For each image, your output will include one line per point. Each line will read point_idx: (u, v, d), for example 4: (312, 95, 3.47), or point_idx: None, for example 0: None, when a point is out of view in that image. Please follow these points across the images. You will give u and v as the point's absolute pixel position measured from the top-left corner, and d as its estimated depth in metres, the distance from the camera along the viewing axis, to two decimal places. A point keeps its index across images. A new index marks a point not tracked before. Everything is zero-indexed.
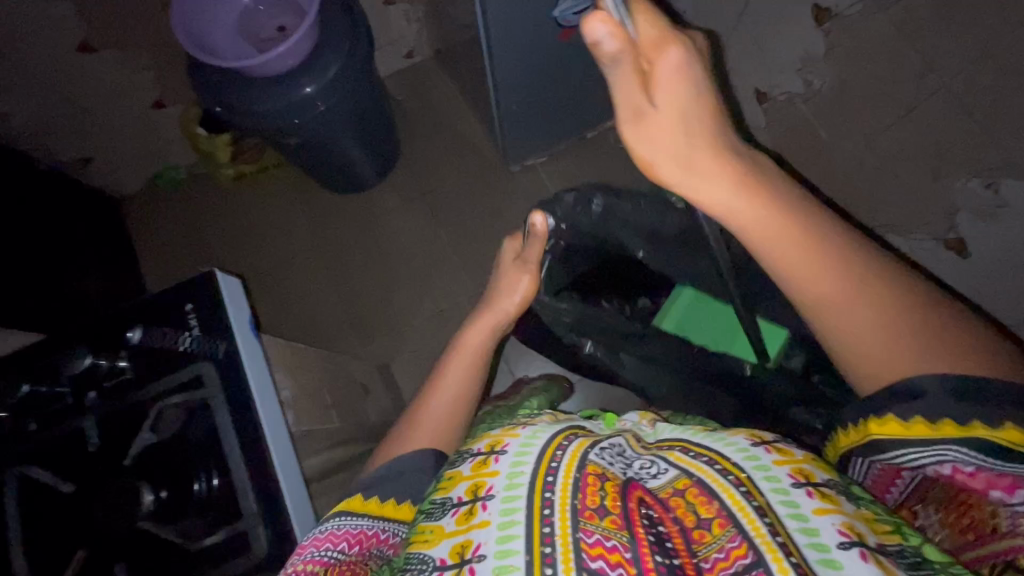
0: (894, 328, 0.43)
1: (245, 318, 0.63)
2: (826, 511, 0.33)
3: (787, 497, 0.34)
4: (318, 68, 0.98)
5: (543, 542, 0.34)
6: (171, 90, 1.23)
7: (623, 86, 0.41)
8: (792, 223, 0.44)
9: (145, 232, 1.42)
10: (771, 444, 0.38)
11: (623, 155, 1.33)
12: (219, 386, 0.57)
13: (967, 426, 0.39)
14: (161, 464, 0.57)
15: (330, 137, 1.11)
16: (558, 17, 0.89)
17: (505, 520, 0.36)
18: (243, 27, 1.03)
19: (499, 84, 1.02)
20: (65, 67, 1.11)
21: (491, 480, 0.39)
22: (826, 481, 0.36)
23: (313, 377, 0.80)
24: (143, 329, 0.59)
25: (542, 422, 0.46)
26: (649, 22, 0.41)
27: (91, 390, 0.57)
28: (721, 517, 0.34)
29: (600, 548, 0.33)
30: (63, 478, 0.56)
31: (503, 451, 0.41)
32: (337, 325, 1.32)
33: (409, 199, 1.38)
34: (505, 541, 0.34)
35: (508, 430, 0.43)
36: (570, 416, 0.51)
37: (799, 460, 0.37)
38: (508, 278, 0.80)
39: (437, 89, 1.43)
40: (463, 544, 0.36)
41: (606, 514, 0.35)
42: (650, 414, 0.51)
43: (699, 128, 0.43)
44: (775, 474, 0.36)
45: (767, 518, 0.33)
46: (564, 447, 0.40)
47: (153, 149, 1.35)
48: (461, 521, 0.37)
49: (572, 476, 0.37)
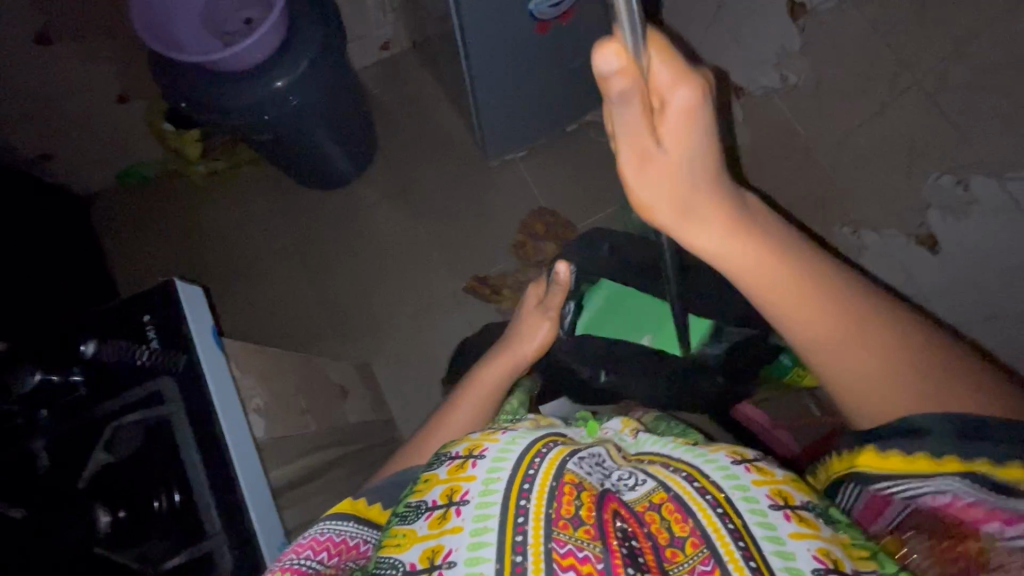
0: (889, 373, 0.44)
1: (207, 327, 0.61)
2: (802, 536, 0.33)
3: (765, 519, 0.34)
4: (289, 61, 0.95)
5: (515, 550, 0.33)
6: (135, 83, 1.19)
7: (629, 134, 0.37)
8: (784, 268, 0.45)
9: (113, 232, 1.38)
10: (751, 463, 0.39)
11: (603, 149, 1.33)
12: (179, 401, 0.55)
13: (969, 462, 0.38)
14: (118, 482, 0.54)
15: (303, 132, 1.08)
16: (533, 11, 0.88)
17: (478, 526, 0.35)
18: (207, 20, 0.99)
19: (475, 79, 1.00)
20: (21, 61, 1.06)
21: (466, 484, 0.38)
22: (803, 505, 0.36)
23: (288, 382, 0.78)
24: (98, 342, 0.56)
25: (522, 427, 0.45)
26: (663, 61, 0.36)
27: (43, 408, 0.55)
28: (695, 537, 0.34)
29: (572, 559, 0.33)
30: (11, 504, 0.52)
31: (481, 455, 0.40)
32: (316, 323, 1.30)
33: (387, 195, 1.35)
34: (476, 547, 0.34)
35: (487, 434, 0.42)
36: (554, 422, 0.51)
37: (777, 482, 0.37)
38: (529, 325, 0.83)
39: (416, 82, 1.40)
40: (434, 548, 0.35)
41: (580, 524, 0.34)
42: (631, 422, 0.51)
43: (700, 174, 0.41)
44: (753, 495, 0.36)
45: (742, 542, 0.33)
46: (543, 454, 0.39)
47: (118, 146, 1.30)
48: (434, 525, 0.36)
49: (548, 484, 0.37)
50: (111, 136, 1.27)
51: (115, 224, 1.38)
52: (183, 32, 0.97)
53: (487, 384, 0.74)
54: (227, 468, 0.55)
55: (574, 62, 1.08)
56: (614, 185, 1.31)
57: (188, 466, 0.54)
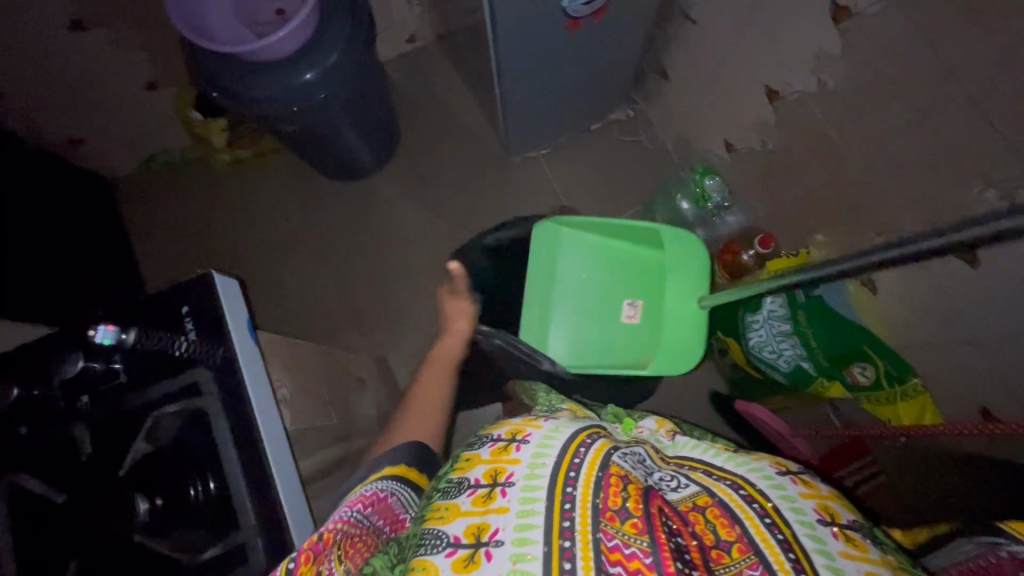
0: None
1: (245, 321, 0.60)
2: (851, 556, 0.33)
3: (814, 531, 0.34)
4: (318, 53, 0.95)
5: (563, 535, 0.34)
6: (165, 71, 1.20)
7: None
8: None
9: (137, 215, 1.39)
10: (796, 476, 0.39)
11: (625, 149, 1.32)
12: (215, 392, 0.55)
13: None
14: (159, 472, 0.56)
15: (328, 124, 1.08)
16: (567, 9, 0.87)
17: (524, 509, 0.36)
18: (240, 9, 0.98)
19: (503, 76, 1.00)
20: (54, 46, 1.07)
21: (511, 467, 0.40)
22: (852, 524, 0.36)
23: (310, 375, 0.78)
24: (139, 331, 0.57)
25: (564, 418, 0.46)
26: None
27: (85, 395, 0.56)
28: (742, 542, 0.35)
29: (619, 554, 0.33)
30: (54, 489, 0.55)
31: (525, 440, 0.42)
32: (334, 313, 1.31)
33: (407, 189, 1.35)
34: (523, 529, 0.35)
35: (530, 421, 0.44)
36: (589, 414, 0.52)
37: (824, 498, 0.38)
38: (452, 311, 0.95)
39: (438, 75, 1.40)
40: (479, 526, 0.36)
41: (628, 517, 0.34)
42: (668, 422, 0.51)
43: None
44: (801, 506, 0.36)
45: (792, 554, 0.33)
46: (587, 445, 0.40)
47: (146, 132, 1.31)
48: (478, 503, 0.38)
49: (594, 475, 0.37)
50: (140, 120, 1.28)
51: (139, 208, 1.39)
52: (215, 19, 0.96)
53: (444, 358, 0.86)
54: (267, 479, 0.54)
55: (600, 60, 1.07)
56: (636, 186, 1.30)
57: (225, 463, 0.54)
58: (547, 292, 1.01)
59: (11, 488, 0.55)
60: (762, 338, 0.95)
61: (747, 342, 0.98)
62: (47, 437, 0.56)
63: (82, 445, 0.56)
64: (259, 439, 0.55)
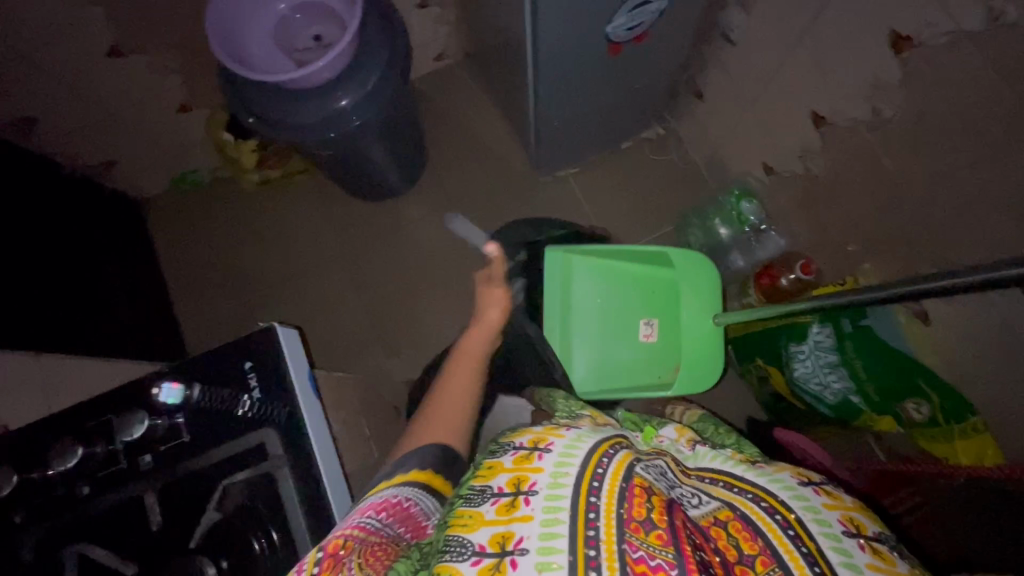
0: None
1: (305, 373, 0.62)
2: (879, 568, 0.36)
3: (840, 544, 0.37)
4: (356, 80, 0.94)
5: (588, 544, 0.35)
6: (198, 93, 1.20)
7: None
8: None
9: (167, 236, 1.40)
10: (819, 487, 0.41)
11: (657, 168, 1.30)
12: (281, 454, 0.57)
13: None
14: (225, 539, 0.56)
15: (362, 147, 1.07)
16: (610, 34, 0.86)
17: (549, 517, 0.37)
18: (278, 36, 0.99)
19: (539, 99, 0.98)
20: (92, 73, 1.08)
21: (534, 476, 0.41)
22: (877, 536, 0.38)
23: (353, 407, 0.78)
24: (202, 388, 0.58)
25: (585, 426, 0.47)
26: None
27: (148, 453, 0.57)
28: (765, 555, 0.37)
29: (644, 566, 0.34)
30: (124, 560, 0.56)
31: (547, 449, 0.42)
32: (362, 335, 1.30)
33: (436, 208, 1.34)
34: (548, 538, 0.36)
35: (552, 429, 0.45)
36: (609, 421, 0.52)
37: (849, 510, 0.39)
38: (485, 296, 0.90)
39: (467, 93, 1.39)
40: (504, 535, 0.37)
41: (652, 528, 0.36)
42: (688, 429, 0.52)
43: None
44: (826, 518, 0.38)
45: (817, 567, 0.35)
46: (609, 455, 0.41)
47: (178, 152, 1.32)
48: (502, 512, 0.39)
49: (618, 484, 0.38)
50: (172, 142, 1.29)
51: (170, 228, 1.40)
52: (254, 47, 0.97)
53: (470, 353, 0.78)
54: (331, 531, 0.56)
55: (637, 82, 1.06)
56: (668, 207, 1.28)
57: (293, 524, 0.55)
58: (567, 306, 0.99)
59: (79, 557, 0.56)
60: (808, 369, 0.94)
61: (792, 372, 0.96)
62: (111, 498, 0.57)
63: (151, 512, 0.57)
64: (322, 491, 0.56)
